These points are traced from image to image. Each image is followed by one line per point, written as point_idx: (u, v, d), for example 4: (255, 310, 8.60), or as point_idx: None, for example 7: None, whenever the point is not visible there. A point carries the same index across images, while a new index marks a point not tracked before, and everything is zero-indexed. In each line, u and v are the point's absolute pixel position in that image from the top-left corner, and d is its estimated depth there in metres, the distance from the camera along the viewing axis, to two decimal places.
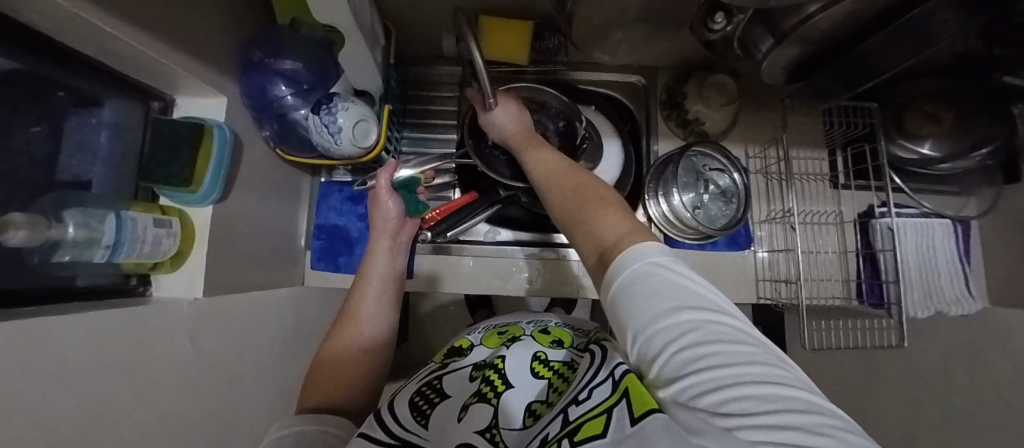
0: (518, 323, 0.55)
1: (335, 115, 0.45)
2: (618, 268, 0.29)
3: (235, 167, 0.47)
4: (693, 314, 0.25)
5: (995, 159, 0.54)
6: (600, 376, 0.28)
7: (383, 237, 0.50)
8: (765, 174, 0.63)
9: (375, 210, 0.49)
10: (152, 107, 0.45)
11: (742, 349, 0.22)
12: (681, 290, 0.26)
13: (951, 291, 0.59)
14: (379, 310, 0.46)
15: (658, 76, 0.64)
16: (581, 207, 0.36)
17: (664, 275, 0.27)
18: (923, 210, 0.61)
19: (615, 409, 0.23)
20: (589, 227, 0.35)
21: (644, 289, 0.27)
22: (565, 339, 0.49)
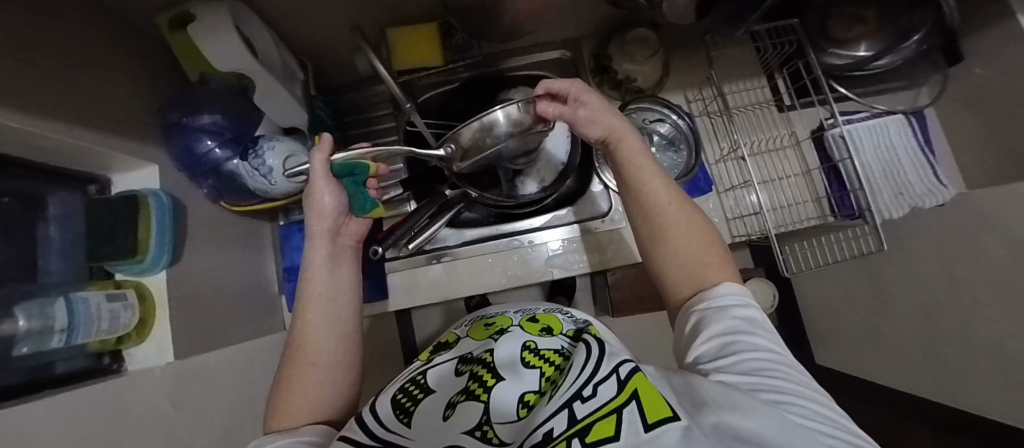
0: (505, 314, 0.56)
1: (263, 157, 0.46)
2: (718, 301, 0.37)
3: (184, 231, 0.48)
4: (761, 344, 0.33)
5: (928, 43, 0.53)
6: (602, 372, 0.30)
7: (322, 240, 0.43)
8: (709, 115, 0.62)
9: (311, 206, 0.42)
10: (90, 191, 0.45)
11: (800, 384, 0.30)
12: (756, 329, 0.35)
13: (920, 184, 0.57)
14: (336, 320, 0.42)
15: (582, 45, 0.64)
16: (700, 249, 0.42)
17: (748, 317, 0.36)
18: (873, 111, 0.60)
19: (626, 411, 0.24)
20: (695, 269, 0.41)
21: (733, 319, 0.35)
22: (556, 325, 0.50)
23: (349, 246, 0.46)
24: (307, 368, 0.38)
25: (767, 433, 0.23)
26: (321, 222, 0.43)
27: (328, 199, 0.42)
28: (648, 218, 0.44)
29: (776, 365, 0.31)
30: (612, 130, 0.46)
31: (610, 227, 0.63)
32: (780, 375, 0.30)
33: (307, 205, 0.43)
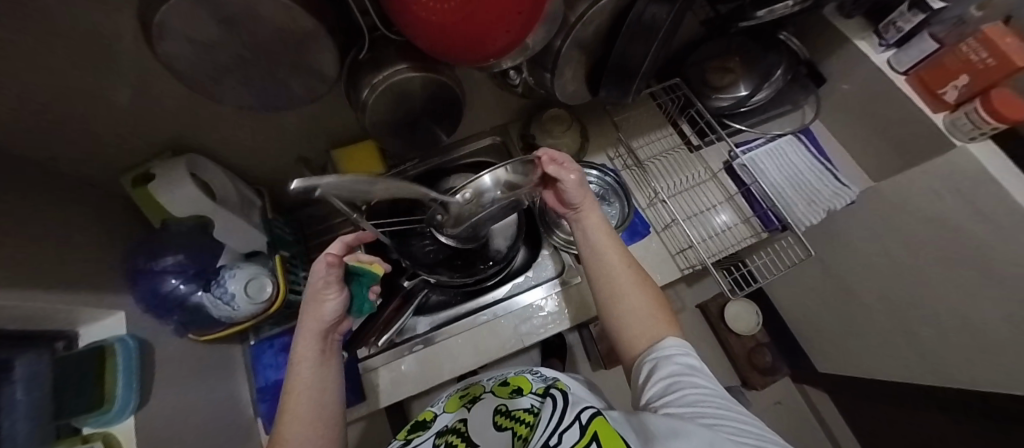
0: (478, 382, 0.57)
1: (225, 286, 0.49)
2: (662, 347, 0.42)
3: (150, 371, 0.48)
4: (698, 380, 0.37)
5: (790, 75, 0.63)
6: (566, 420, 0.32)
7: (310, 337, 0.44)
8: (630, 168, 0.70)
9: (311, 308, 0.43)
10: (57, 347, 0.42)
11: (734, 412, 0.33)
12: (693, 368, 0.39)
13: (828, 190, 0.65)
14: (319, 414, 0.41)
15: (509, 129, 0.73)
16: (648, 305, 0.46)
17: (686, 358, 0.40)
18: (769, 136, 0.68)
19: None
20: (649, 322, 0.45)
21: (676, 361, 0.39)
22: (527, 383, 0.50)
23: (333, 345, 0.46)
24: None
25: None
26: (316, 322, 0.43)
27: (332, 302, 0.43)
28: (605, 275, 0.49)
29: (714, 397, 0.35)
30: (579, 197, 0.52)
31: (569, 284, 0.64)
32: (716, 405, 0.34)
33: (307, 306, 0.43)
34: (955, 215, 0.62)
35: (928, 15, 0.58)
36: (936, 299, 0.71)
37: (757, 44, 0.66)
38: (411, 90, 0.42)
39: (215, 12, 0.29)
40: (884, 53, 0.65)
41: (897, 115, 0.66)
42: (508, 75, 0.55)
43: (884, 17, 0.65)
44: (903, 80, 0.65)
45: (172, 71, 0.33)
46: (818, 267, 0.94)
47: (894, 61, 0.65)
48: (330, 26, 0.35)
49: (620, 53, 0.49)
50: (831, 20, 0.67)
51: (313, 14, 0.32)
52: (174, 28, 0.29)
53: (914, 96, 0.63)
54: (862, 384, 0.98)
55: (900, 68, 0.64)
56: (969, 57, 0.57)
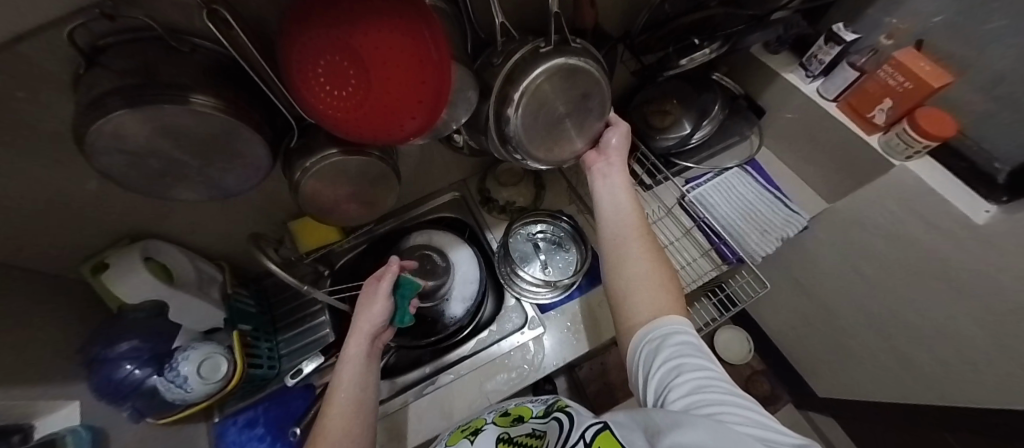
0: (482, 415, 0.55)
1: (178, 368, 0.50)
2: (662, 324, 0.41)
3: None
4: (700, 362, 0.36)
5: (724, 112, 0.67)
6: (574, 438, 0.33)
7: (359, 339, 0.50)
8: (585, 212, 0.71)
9: (362, 310, 0.52)
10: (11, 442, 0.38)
11: (738, 396, 0.32)
12: (694, 348, 0.37)
13: (779, 218, 0.67)
14: (359, 409, 0.45)
15: (467, 184, 0.75)
16: (659, 277, 0.46)
17: (684, 337, 0.39)
18: (715, 171, 0.71)
19: None
20: (657, 291, 0.44)
21: (675, 341, 0.38)
22: (526, 411, 0.51)
23: (377, 349, 0.52)
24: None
25: None
26: (366, 322, 0.51)
27: (379, 306, 0.52)
28: (631, 234, 0.49)
29: (714, 381, 0.33)
30: (626, 144, 0.56)
31: (530, 335, 0.64)
32: (718, 389, 0.32)
33: (359, 309, 0.52)
34: (909, 230, 0.63)
35: (843, 47, 0.61)
36: (915, 314, 0.69)
37: (692, 86, 0.71)
38: (347, 169, 0.44)
39: (148, 126, 0.32)
40: (813, 82, 0.68)
41: (834, 139, 0.68)
42: (452, 139, 0.58)
43: (806, 50, 0.67)
44: (833, 107, 0.67)
45: (114, 174, 0.36)
46: (797, 289, 0.93)
47: (822, 89, 0.67)
48: (258, 124, 0.37)
49: None
50: (759, 56, 0.72)
51: (241, 118, 0.35)
52: (110, 140, 0.32)
53: (847, 121, 0.65)
54: (862, 406, 0.93)
55: (829, 96, 0.66)
56: (887, 81, 0.59)
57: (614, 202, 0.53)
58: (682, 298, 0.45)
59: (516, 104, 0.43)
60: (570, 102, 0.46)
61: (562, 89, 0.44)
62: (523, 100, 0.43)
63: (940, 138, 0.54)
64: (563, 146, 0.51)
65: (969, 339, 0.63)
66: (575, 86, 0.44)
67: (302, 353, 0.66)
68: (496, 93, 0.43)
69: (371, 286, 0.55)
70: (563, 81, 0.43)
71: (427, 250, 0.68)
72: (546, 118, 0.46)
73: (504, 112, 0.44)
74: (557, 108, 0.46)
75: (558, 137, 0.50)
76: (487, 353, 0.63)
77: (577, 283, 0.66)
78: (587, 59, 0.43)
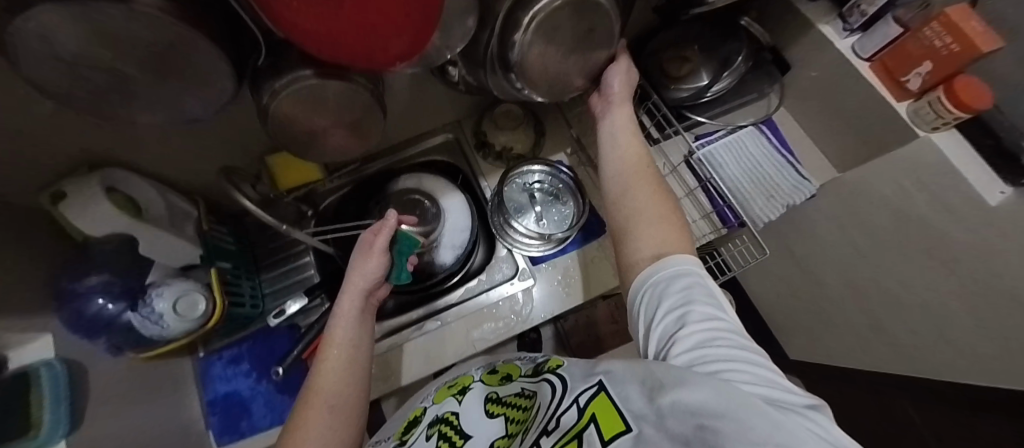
0: (470, 372, 0.56)
1: (151, 304, 0.48)
2: (669, 264, 0.38)
3: (82, 393, 0.47)
4: (708, 310, 0.33)
5: (749, 63, 0.61)
6: (564, 403, 0.33)
7: (355, 293, 0.48)
8: (586, 164, 0.67)
9: (357, 265, 0.49)
10: None
11: (746, 350, 0.30)
12: (703, 291, 0.35)
13: (788, 184, 0.64)
14: (350, 370, 0.44)
15: (462, 126, 0.70)
16: (663, 214, 0.43)
17: (693, 281, 0.36)
18: (729, 129, 0.65)
19: (584, 434, 0.29)
20: (662, 229, 0.41)
21: (682, 284, 0.35)
22: (515, 370, 0.51)
23: (371, 306, 0.51)
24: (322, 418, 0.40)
25: (710, 413, 0.23)
26: (360, 279, 0.49)
27: (376, 262, 0.50)
28: (633, 176, 0.46)
29: (722, 334, 0.31)
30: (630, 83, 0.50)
31: (518, 286, 0.63)
32: (728, 343, 0.30)
33: (354, 263, 0.49)
34: (916, 205, 0.61)
35: None
36: (901, 288, 0.70)
37: (717, 31, 0.63)
38: (324, 95, 0.38)
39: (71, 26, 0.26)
40: (849, 38, 0.61)
41: (859, 103, 0.63)
42: (448, 71, 0.52)
43: None
44: (866, 67, 0.61)
45: (47, 91, 0.30)
46: (787, 256, 0.94)
47: (858, 48, 0.61)
48: (215, 37, 0.32)
49: None
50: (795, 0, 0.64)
51: (191, 28, 0.29)
52: (30, 46, 0.26)
53: (877, 85, 0.60)
54: (828, 367, 0.99)
55: (862, 54, 0.60)
56: (932, 42, 0.52)
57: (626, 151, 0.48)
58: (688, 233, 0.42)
59: (525, 36, 0.37)
60: (578, 36, 0.41)
61: (571, 24, 0.39)
62: (534, 24, 0.37)
63: (974, 110, 0.50)
64: (568, 79, 0.47)
65: (950, 315, 0.64)
66: (586, 17, 0.39)
67: (284, 296, 0.65)
68: (500, 21, 0.37)
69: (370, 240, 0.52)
70: (578, 9, 0.37)
71: (416, 195, 0.65)
72: (554, 50, 0.41)
73: (511, 38, 0.38)
74: (566, 39, 0.40)
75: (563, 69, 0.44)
76: (476, 302, 0.63)
77: (572, 238, 0.64)
78: None
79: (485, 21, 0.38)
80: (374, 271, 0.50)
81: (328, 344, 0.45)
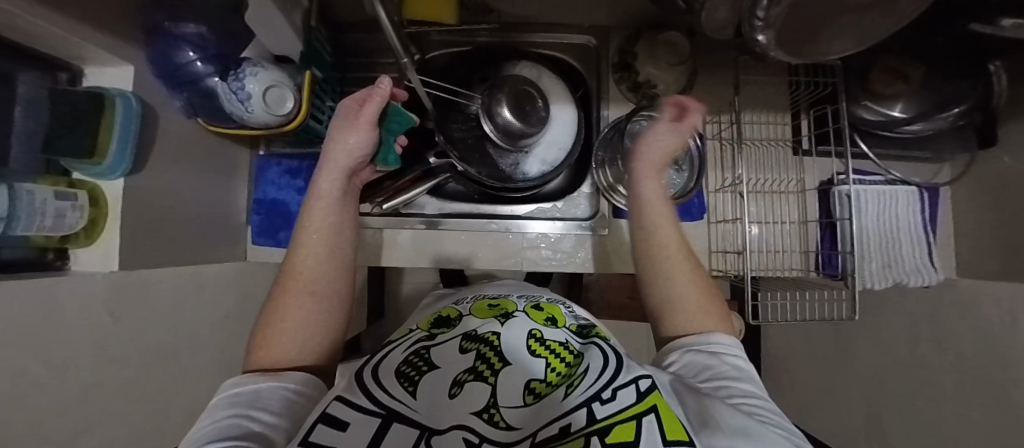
0: (510, 298, 0.52)
1: (242, 81, 0.42)
2: (702, 341, 0.36)
3: (150, 139, 0.45)
4: (746, 388, 0.30)
5: (966, 118, 0.51)
6: (620, 379, 0.27)
7: (337, 171, 0.44)
8: (720, 140, 0.59)
9: (339, 136, 0.44)
10: (60, 79, 0.40)
11: (787, 431, 0.27)
12: (734, 371, 0.33)
13: (911, 261, 0.56)
14: (330, 257, 0.43)
15: (611, 36, 0.60)
16: (701, 294, 0.41)
17: (729, 363, 0.34)
18: (891, 178, 0.58)
19: (645, 419, 0.23)
20: (699, 310, 0.40)
21: (714, 362, 0.34)
22: (559, 316, 0.48)
23: (352, 187, 0.48)
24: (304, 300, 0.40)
25: None
26: (343, 154, 0.44)
27: (362, 140, 0.44)
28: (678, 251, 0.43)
29: (761, 410, 0.28)
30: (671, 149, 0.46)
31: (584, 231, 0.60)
32: (766, 419, 0.27)
33: (336, 132, 0.44)
34: None
35: None
36: None
37: (958, 62, 0.51)
38: None
39: None
40: None
41: None
42: None
43: None
44: None
45: None
46: None
47: None
48: None
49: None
50: None
51: None
52: None
53: None
54: None
55: None
56: None
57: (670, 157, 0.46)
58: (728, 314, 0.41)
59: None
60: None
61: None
62: None
63: None
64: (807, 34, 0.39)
65: None
66: None
67: None
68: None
69: (354, 109, 0.45)
70: None
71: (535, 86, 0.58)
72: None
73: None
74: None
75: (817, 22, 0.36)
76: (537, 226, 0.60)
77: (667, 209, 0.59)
78: None
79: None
80: (360, 148, 0.45)
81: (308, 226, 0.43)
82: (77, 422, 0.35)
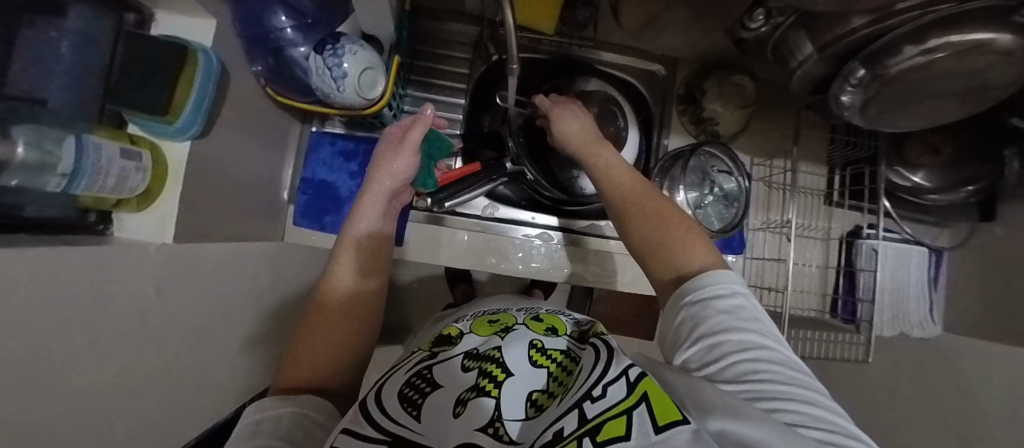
0: (509, 311, 0.45)
1: (340, 58, 0.42)
2: (698, 284, 0.32)
3: (220, 102, 0.41)
4: (750, 338, 0.27)
5: (981, 196, 0.57)
6: (609, 374, 0.22)
7: (378, 196, 0.45)
8: (767, 183, 0.65)
9: (383, 163, 0.45)
10: (127, 20, 0.34)
11: (797, 379, 0.25)
12: (741, 315, 0.29)
13: (916, 315, 0.67)
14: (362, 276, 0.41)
15: (679, 68, 0.63)
16: (654, 235, 0.38)
17: (732, 304, 0.30)
18: (907, 236, 0.67)
19: (635, 413, 0.18)
20: (667, 252, 0.37)
21: (718, 307, 0.30)
22: (560, 325, 0.40)
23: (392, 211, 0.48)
24: (353, 273, 0.41)
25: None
26: (387, 180, 0.45)
27: (401, 165, 0.45)
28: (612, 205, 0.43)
29: (768, 365, 0.25)
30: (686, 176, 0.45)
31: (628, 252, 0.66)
32: (773, 375, 0.25)
33: (380, 159, 0.45)
34: None
35: None
36: None
37: None
38: None
39: None
40: None
41: None
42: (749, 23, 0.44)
43: None
44: None
45: None
46: None
47: None
48: None
49: (921, 74, 0.37)
50: None
51: None
52: None
53: None
54: None
55: None
56: None
57: (588, 146, 0.47)
58: (711, 243, 0.37)
59: (932, 58, 0.35)
60: (960, 68, 0.37)
61: (958, 63, 0.36)
62: (942, 50, 0.35)
63: None
64: (885, 103, 0.42)
65: None
66: (972, 64, 0.36)
67: None
68: (928, 19, 0.33)
69: (400, 135, 0.47)
70: (984, 51, 0.34)
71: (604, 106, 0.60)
72: (924, 76, 0.38)
73: (904, 46, 0.36)
74: (944, 68, 0.37)
75: (901, 93, 0.40)
76: (599, 242, 0.65)
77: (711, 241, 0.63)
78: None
79: (878, 17, 0.34)
80: (402, 172, 0.46)
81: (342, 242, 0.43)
82: (132, 410, 0.31)
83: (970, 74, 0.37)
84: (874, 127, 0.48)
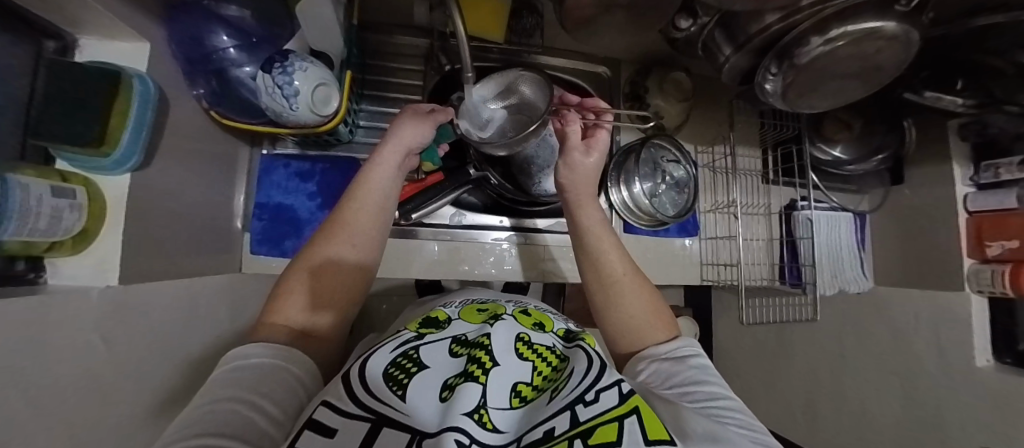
0: (499, 301, 0.47)
1: (291, 75, 0.41)
2: (673, 347, 0.38)
3: (159, 129, 0.39)
4: (716, 389, 0.32)
5: (889, 162, 0.65)
6: (603, 382, 0.26)
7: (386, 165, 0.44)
8: (712, 168, 0.72)
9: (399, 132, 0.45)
10: (48, 48, 0.32)
11: (755, 427, 0.29)
12: (708, 375, 0.34)
13: (850, 273, 0.72)
14: (360, 246, 0.41)
15: (622, 69, 0.68)
16: (619, 308, 0.42)
17: (702, 367, 0.35)
18: (835, 204, 0.73)
19: (626, 422, 0.23)
20: (627, 326, 0.41)
21: (690, 366, 0.35)
22: (547, 321, 0.41)
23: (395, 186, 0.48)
24: (304, 300, 0.36)
25: None
26: (396, 150, 0.45)
27: (418, 130, 0.46)
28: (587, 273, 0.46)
29: (730, 409, 0.29)
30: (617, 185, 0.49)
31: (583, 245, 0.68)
32: (733, 415, 0.29)
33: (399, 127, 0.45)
34: None
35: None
36: None
37: (885, 121, 0.66)
38: None
39: None
40: (967, 188, 0.62)
41: None
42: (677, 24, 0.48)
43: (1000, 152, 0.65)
44: (963, 218, 0.62)
45: None
46: None
47: (969, 198, 0.61)
48: None
49: (826, 60, 0.43)
50: None
51: None
52: None
53: (962, 236, 0.61)
54: None
55: (969, 206, 0.61)
56: None
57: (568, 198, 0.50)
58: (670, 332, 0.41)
59: (834, 45, 0.41)
60: (857, 53, 0.42)
61: (853, 50, 0.42)
62: (840, 39, 0.40)
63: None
64: (801, 88, 0.48)
65: None
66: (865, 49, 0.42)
67: (374, 137, 0.62)
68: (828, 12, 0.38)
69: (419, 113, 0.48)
70: (871, 38, 0.40)
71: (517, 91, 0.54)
72: (829, 62, 0.43)
73: (810, 38, 0.41)
74: (844, 54, 0.42)
75: (813, 78, 0.46)
76: (570, 236, 0.69)
77: (669, 226, 0.69)
78: (906, 29, 0.40)
79: (787, 13, 0.39)
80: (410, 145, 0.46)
81: (354, 194, 0.42)
82: None
83: (865, 58, 0.43)
84: (794, 109, 0.53)
